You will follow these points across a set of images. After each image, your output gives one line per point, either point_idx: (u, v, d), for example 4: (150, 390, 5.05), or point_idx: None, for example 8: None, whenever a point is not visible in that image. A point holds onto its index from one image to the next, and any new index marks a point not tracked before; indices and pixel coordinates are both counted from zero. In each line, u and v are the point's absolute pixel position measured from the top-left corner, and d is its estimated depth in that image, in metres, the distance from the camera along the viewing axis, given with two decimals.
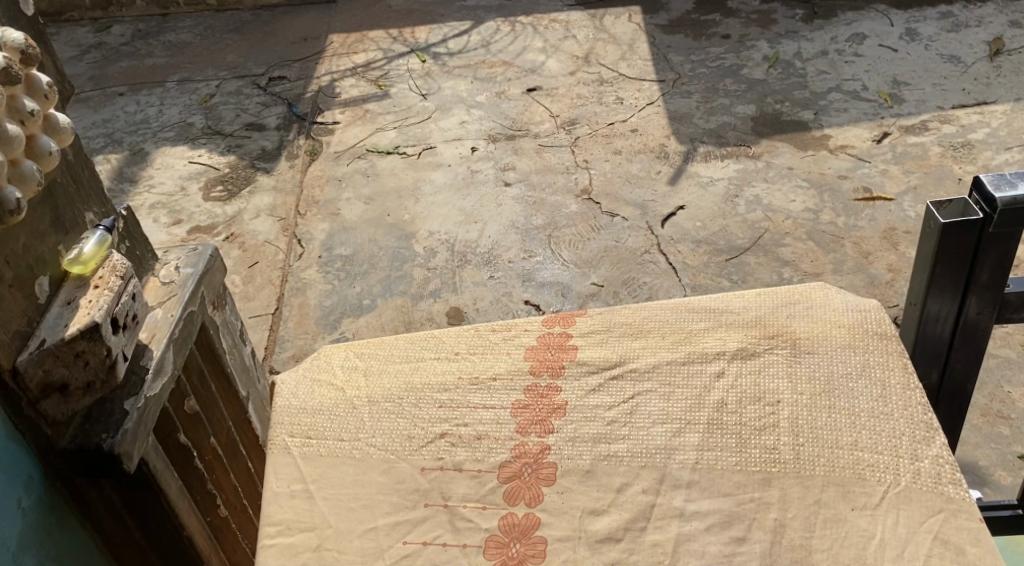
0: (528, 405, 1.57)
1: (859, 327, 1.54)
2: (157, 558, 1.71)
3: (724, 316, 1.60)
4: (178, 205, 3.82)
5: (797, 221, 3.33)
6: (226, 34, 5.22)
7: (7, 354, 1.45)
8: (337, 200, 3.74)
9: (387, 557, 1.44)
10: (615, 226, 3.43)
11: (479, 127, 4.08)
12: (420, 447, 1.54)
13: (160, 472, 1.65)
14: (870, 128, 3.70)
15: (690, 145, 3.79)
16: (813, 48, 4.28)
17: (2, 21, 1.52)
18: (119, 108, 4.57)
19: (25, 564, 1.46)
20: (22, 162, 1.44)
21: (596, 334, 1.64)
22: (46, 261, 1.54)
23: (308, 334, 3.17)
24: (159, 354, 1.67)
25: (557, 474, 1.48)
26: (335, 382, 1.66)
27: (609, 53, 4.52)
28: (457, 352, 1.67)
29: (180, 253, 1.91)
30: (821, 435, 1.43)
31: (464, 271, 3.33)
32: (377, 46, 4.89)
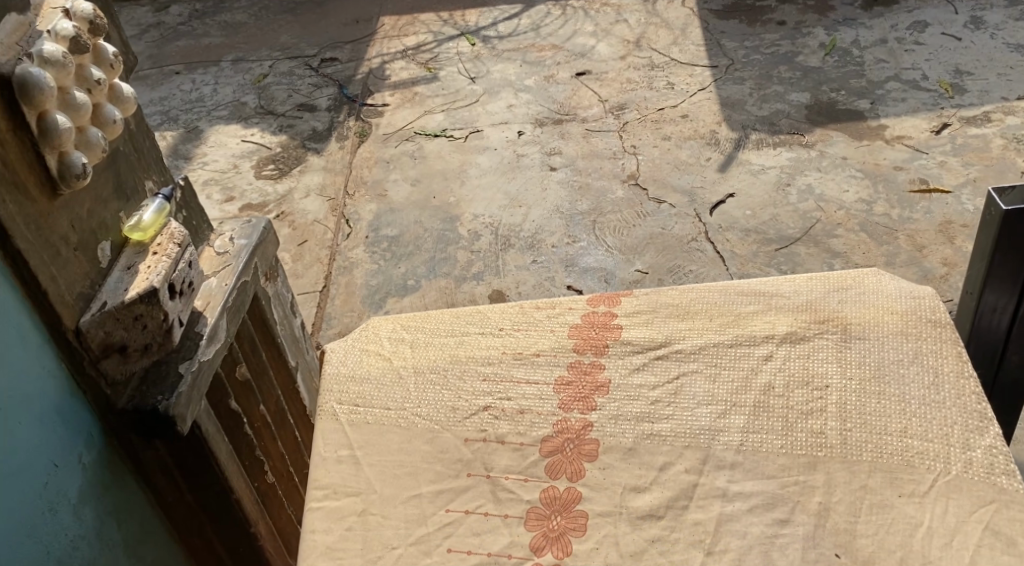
0: (571, 381, 1.57)
1: (912, 314, 1.52)
2: (206, 518, 1.75)
3: (773, 299, 1.59)
4: (231, 183, 3.86)
5: (850, 212, 3.29)
6: (281, 15, 5.26)
7: (71, 316, 1.48)
8: (384, 181, 3.77)
9: (430, 524, 1.45)
10: (662, 213, 3.41)
11: (527, 111, 4.08)
12: (464, 419, 1.55)
13: (212, 435, 1.69)
14: (929, 118, 3.64)
15: (741, 132, 3.75)
16: (871, 36, 4.21)
17: None
18: (175, 87, 4.63)
19: (85, 517, 1.49)
20: (88, 129, 1.47)
21: (641, 315, 1.64)
22: (108, 226, 1.58)
23: (354, 313, 3.20)
24: (213, 321, 1.69)
25: (600, 450, 1.48)
26: (382, 353, 1.67)
27: (661, 38, 4.49)
28: (502, 328, 1.68)
29: (235, 225, 1.95)
30: (868, 421, 1.42)
31: (508, 254, 3.34)
32: (428, 29, 4.90)
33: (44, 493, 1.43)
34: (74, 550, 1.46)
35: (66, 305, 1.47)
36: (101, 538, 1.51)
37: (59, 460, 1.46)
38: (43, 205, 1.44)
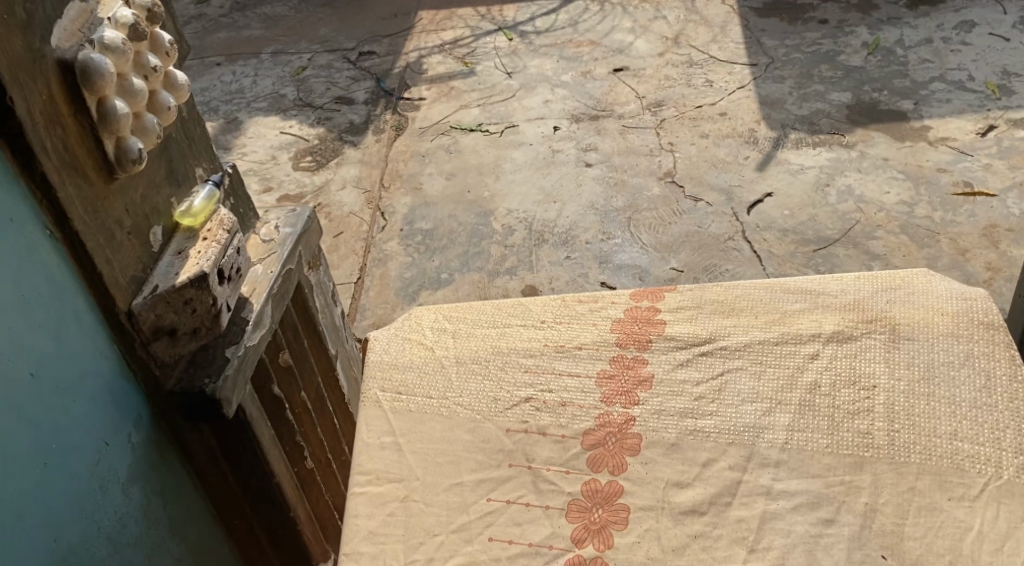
0: (613, 375, 1.57)
1: (964, 315, 1.50)
2: (248, 501, 1.79)
3: (820, 297, 1.58)
4: (269, 173, 3.89)
5: (890, 214, 3.25)
6: (320, 8, 5.29)
7: (123, 298, 1.52)
8: (420, 174, 3.78)
9: (471, 512, 1.46)
10: (699, 211, 3.40)
11: (563, 106, 4.07)
12: (506, 409, 1.56)
13: (255, 420, 1.72)
14: (974, 120, 3.59)
15: (781, 131, 3.73)
16: (915, 36, 4.16)
17: None
18: (215, 78, 4.66)
19: (132, 496, 1.54)
20: (144, 115, 1.49)
21: (686, 310, 1.63)
22: (159, 211, 1.60)
23: (387, 305, 3.21)
24: (258, 308, 1.72)
25: (642, 444, 1.48)
26: (424, 341, 1.68)
27: (700, 36, 4.46)
28: (544, 320, 1.68)
29: (280, 214, 1.97)
30: (917, 422, 1.41)
31: (542, 250, 3.33)
32: (465, 24, 4.90)
33: (95, 470, 1.47)
34: (122, 526, 1.51)
35: (119, 287, 1.51)
36: (147, 516, 1.57)
37: (109, 438, 1.51)
38: (99, 187, 1.47)
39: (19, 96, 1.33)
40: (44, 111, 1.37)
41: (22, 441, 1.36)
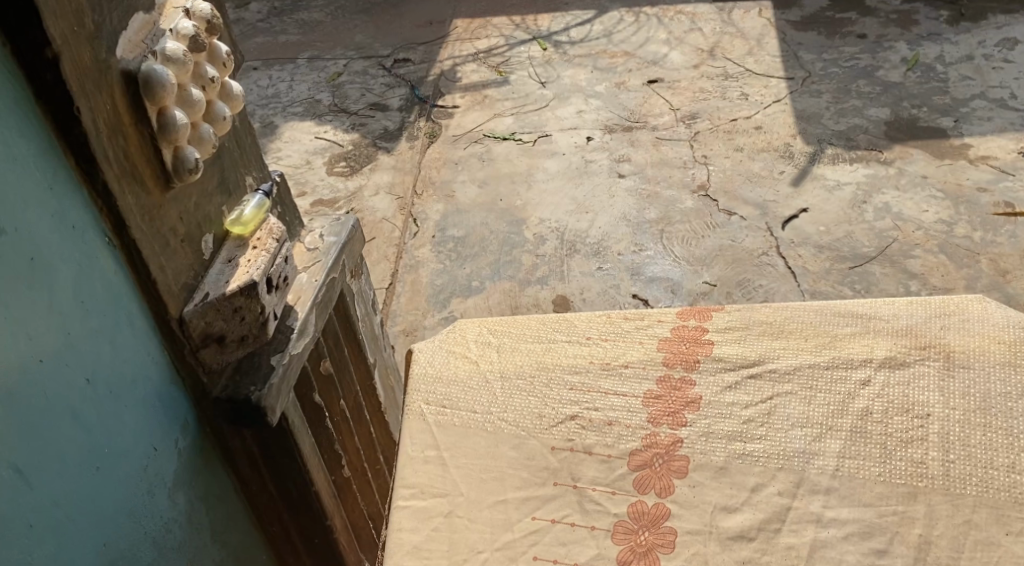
0: (660, 396, 1.57)
1: (1022, 344, 1.48)
2: (286, 508, 1.80)
3: (872, 321, 1.57)
4: (303, 178, 3.90)
5: (929, 233, 3.22)
6: (356, 15, 5.30)
7: (175, 305, 1.54)
8: (453, 182, 3.77)
9: (516, 530, 1.48)
10: (733, 224, 3.38)
11: (597, 117, 4.06)
12: (550, 427, 1.57)
13: (297, 428, 1.72)
14: (1016, 139, 3.55)
15: (817, 146, 3.70)
16: (956, 52, 4.13)
17: None
18: (252, 82, 4.69)
19: (178, 500, 1.56)
20: (201, 125, 1.52)
21: (734, 331, 1.62)
22: (211, 220, 1.63)
23: (418, 311, 3.20)
24: (303, 316, 1.72)
25: (690, 467, 1.49)
26: (469, 355, 1.70)
27: (736, 48, 4.44)
28: (589, 337, 1.68)
29: (324, 222, 1.98)
30: (973, 453, 1.41)
31: (573, 260, 3.32)
32: (500, 33, 4.90)
33: (143, 476, 1.49)
34: (167, 532, 1.53)
35: (172, 295, 1.53)
36: (190, 522, 1.59)
37: (158, 444, 1.53)
38: (157, 196, 1.49)
39: (85, 106, 1.36)
40: (107, 120, 1.40)
41: (77, 445, 1.38)
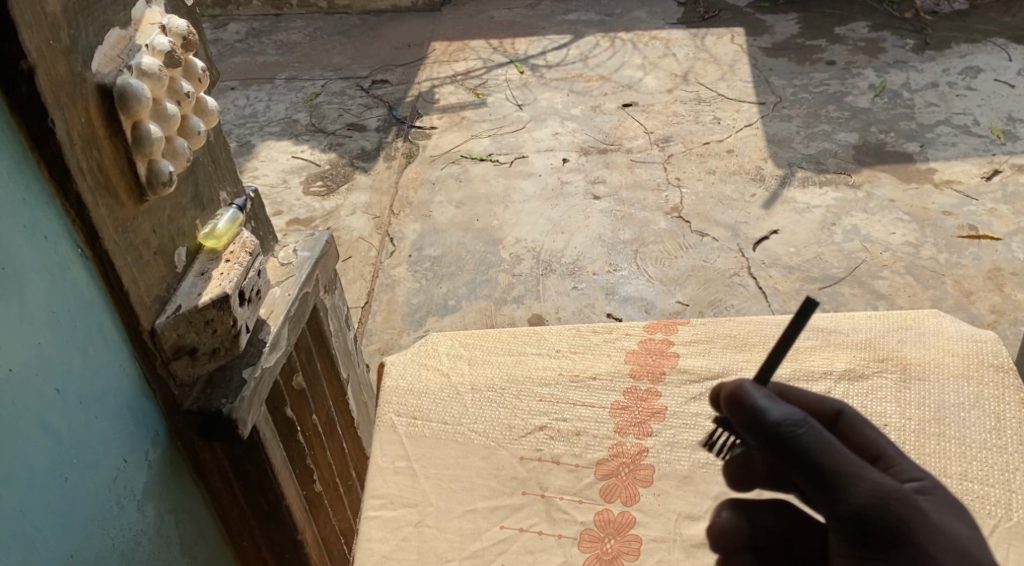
0: (627, 406, 1.65)
1: (974, 356, 1.62)
2: (257, 522, 1.81)
3: (832, 335, 1.68)
4: (280, 197, 3.91)
5: (896, 254, 3.28)
6: (334, 37, 5.35)
7: (147, 317, 1.56)
8: (429, 202, 3.81)
9: (484, 539, 1.52)
10: (705, 245, 3.42)
11: (572, 139, 4.11)
12: (520, 437, 1.63)
13: (269, 441, 1.74)
14: (979, 164, 3.63)
15: (787, 169, 3.76)
16: (922, 80, 4.22)
17: (167, 9, 1.67)
18: (229, 102, 4.71)
19: (148, 512, 1.58)
20: (176, 139, 1.56)
21: (699, 344, 1.72)
22: (185, 233, 1.66)
23: (394, 330, 3.23)
24: (275, 329, 1.75)
25: (654, 476, 1.56)
26: (440, 367, 1.75)
27: (709, 74, 4.51)
28: (559, 349, 1.76)
29: (298, 237, 2.02)
30: (927, 461, 1.50)
31: (549, 280, 3.36)
32: (477, 56, 4.95)
33: (112, 487, 1.51)
34: (136, 544, 1.54)
35: (144, 306, 1.55)
36: (160, 534, 1.60)
37: (127, 456, 1.55)
38: (130, 209, 1.52)
39: (59, 119, 1.38)
40: (82, 133, 1.42)
41: (44, 455, 1.39)
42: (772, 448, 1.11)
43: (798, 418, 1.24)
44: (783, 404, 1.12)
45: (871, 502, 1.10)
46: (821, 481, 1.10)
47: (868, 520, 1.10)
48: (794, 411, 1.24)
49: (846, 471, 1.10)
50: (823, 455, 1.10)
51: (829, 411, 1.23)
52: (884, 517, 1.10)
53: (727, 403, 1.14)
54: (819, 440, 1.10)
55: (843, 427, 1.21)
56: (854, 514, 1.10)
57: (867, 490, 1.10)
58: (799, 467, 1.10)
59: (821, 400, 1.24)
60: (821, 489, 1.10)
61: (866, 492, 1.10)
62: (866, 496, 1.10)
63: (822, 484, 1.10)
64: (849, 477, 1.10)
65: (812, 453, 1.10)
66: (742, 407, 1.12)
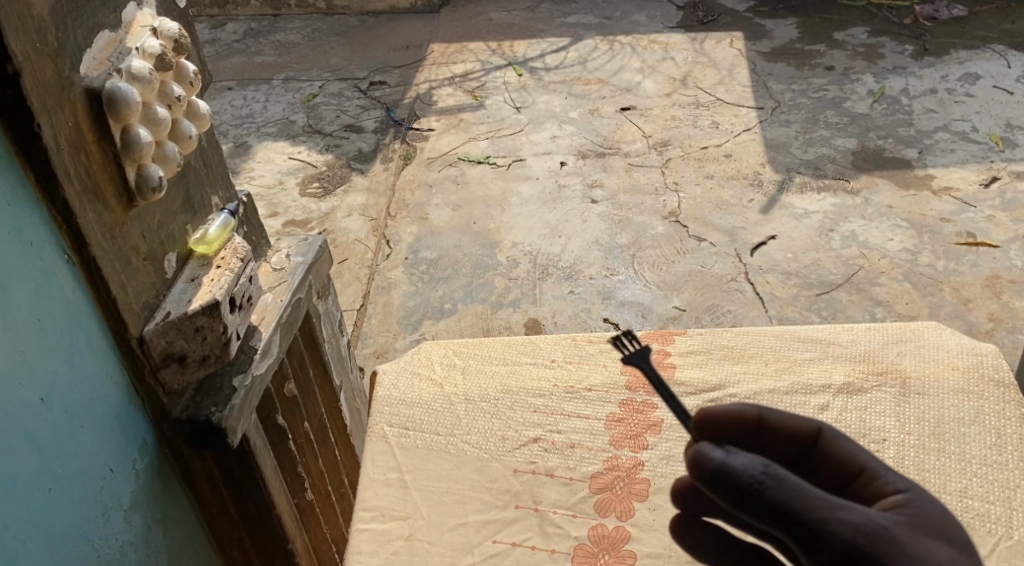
0: (622, 419, 1.63)
1: (974, 370, 1.61)
2: (247, 532, 1.79)
3: (830, 347, 1.67)
4: (276, 198, 3.89)
5: (894, 261, 3.26)
6: (333, 37, 5.32)
7: (135, 325, 1.54)
8: (426, 205, 3.78)
9: (476, 553, 1.50)
10: (703, 250, 3.40)
11: (570, 142, 4.09)
12: (513, 450, 1.61)
13: (259, 450, 1.72)
14: (977, 171, 3.62)
15: (786, 174, 3.74)
16: (920, 86, 4.20)
17: (160, 12, 1.65)
18: (226, 102, 4.68)
19: (135, 523, 1.55)
20: (166, 143, 1.54)
21: (696, 354, 1.71)
22: (175, 238, 1.64)
23: (389, 333, 3.20)
24: (267, 336, 1.73)
25: (649, 490, 1.54)
26: (433, 377, 1.73)
27: (708, 77, 4.49)
28: (554, 359, 1.74)
29: (292, 242, 2.00)
30: (926, 477, 1.49)
31: (546, 284, 3.33)
32: (476, 58, 4.93)
33: (98, 498, 1.48)
34: (122, 555, 1.52)
35: (133, 314, 1.53)
36: (147, 545, 1.57)
37: (114, 465, 1.52)
38: (118, 214, 1.49)
39: (46, 123, 1.36)
40: (69, 138, 1.40)
41: (28, 465, 1.37)
42: (739, 507, 1.06)
43: (774, 444, 1.24)
44: (743, 456, 1.07)
45: (850, 544, 1.04)
46: (795, 531, 1.05)
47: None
48: (771, 434, 1.24)
49: (818, 516, 1.04)
50: (792, 502, 1.05)
51: (808, 431, 1.23)
52: (866, 560, 1.04)
53: (691, 471, 1.09)
54: (784, 489, 1.05)
55: (824, 444, 1.22)
56: (834, 559, 1.04)
57: (844, 533, 1.05)
58: (770, 521, 1.05)
59: (799, 420, 1.24)
60: (798, 539, 1.05)
61: (843, 536, 1.04)
62: (844, 539, 1.04)
63: (797, 533, 1.05)
64: (823, 522, 1.05)
65: (781, 504, 1.05)
66: (701, 467, 1.08)
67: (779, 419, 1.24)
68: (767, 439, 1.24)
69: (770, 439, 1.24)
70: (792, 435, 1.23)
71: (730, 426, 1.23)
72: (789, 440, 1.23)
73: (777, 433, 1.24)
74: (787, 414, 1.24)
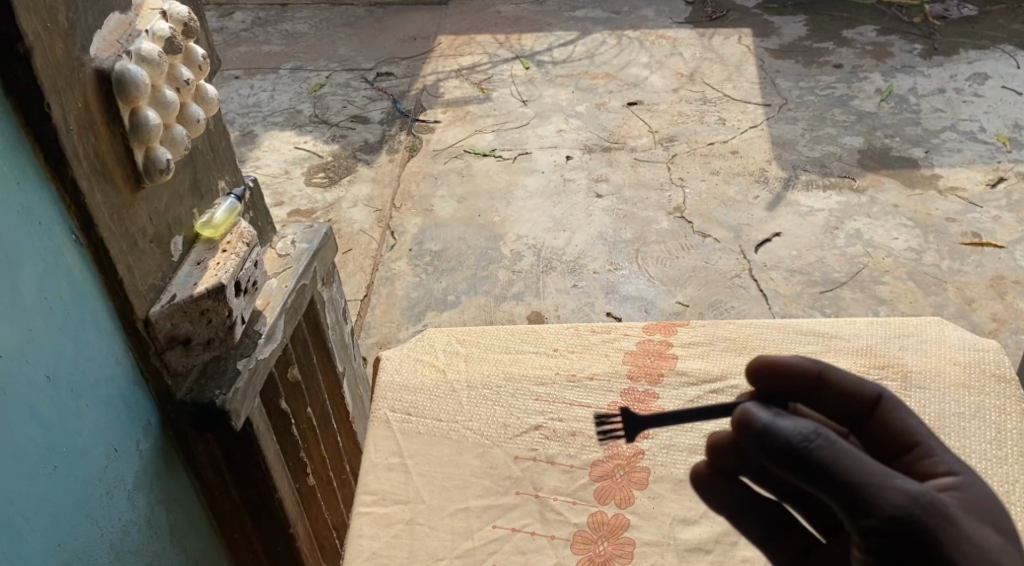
0: (623, 408, 1.64)
1: (975, 365, 1.61)
2: (248, 514, 1.80)
3: (833, 341, 1.68)
4: (282, 187, 3.90)
5: (898, 260, 3.26)
6: (341, 28, 5.32)
7: (141, 306, 1.55)
8: (431, 196, 3.79)
9: (475, 538, 1.50)
10: (707, 246, 3.40)
11: (576, 136, 4.09)
12: (515, 437, 1.62)
13: (262, 433, 1.73)
14: (984, 171, 3.62)
15: (791, 172, 3.74)
16: (928, 85, 4.20)
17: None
18: (233, 91, 4.69)
19: (137, 502, 1.56)
20: (174, 126, 1.55)
21: (698, 346, 1.71)
22: (182, 222, 1.65)
23: (392, 323, 3.21)
24: (271, 321, 1.74)
25: (649, 479, 1.55)
26: (436, 364, 1.74)
27: (716, 74, 4.49)
28: (557, 348, 1.75)
29: (297, 229, 2.01)
30: None
31: (550, 277, 3.34)
32: (484, 50, 4.93)
33: (102, 477, 1.49)
34: (124, 534, 1.53)
35: (139, 295, 1.54)
36: (149, 524, 1.59)
37: (118, 445, 1.53)
38: (126, 196, 1.50)
39: (56, 103, 1.37)
40: (79, 119, 1.41)
41: (33, 440, 1.38)
42: (786, 466, 1.08)
43: (832, 403, 1.25)
44: (793, 421, 1.09)
45: (899, 513, 1.05)
46: (841, 493, 1.06)
47: (893, 532, 1.05)
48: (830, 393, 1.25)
49: (868, 481, 1.06)
50: (841, 464, 1.06)
51: (869, 397, 1.24)
52: (910, 529, 1.05)
53: (736, 429, 1.12)
54: (834, 451, 1.07)
55: (884, 411, 1.23)
56: (880, 528, 1.05)
57: (895, 501, 1.06)
58: (817, 482, 1.07)
59: (859, 384, 1.25)
60: (844, 504, 1.06)
61: (889, 504, 1.06)
62: (895, 508, 1.06)
63: (844, 497, 1.06)
64: (871, 488, 1.06)
65: (828, 466, 1.06)
66: (748, 425, 1.11)
67: (842, 379, 1.25)
68: (823, 398, 1.26)
69: (829, 396, 1.25)
70: (854, 396, 1.25)
71: (791, 376, 1.25)
72: (849, 401, 1.25)
73: (838, 393, 1.25)
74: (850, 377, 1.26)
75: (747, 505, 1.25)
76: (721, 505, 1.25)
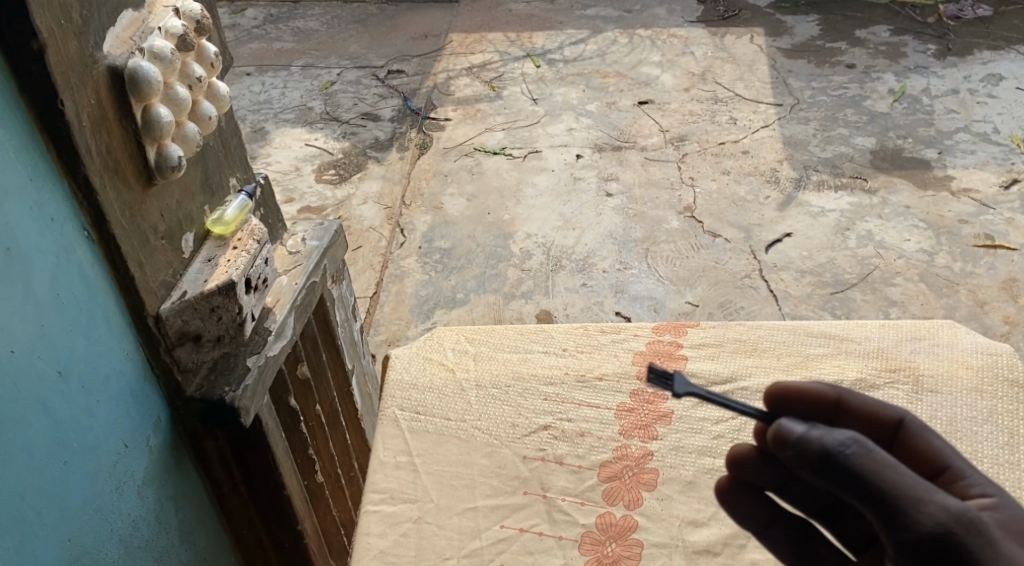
0: (632, 409, 1.64)
1: (988, 369, 1.60)
2: (256, 511, 1.80)
3: (843, 344, 1.68)
4: (292, 184, 3.90)
5: (910, 262, 3.25)
6: (352, 25, 5.32)
7: (153, 302, 1.55)
8: (441, 194, 3.79)
9: (483, 538, 1.50)
10: (717, 246, 3.40)
11: (586, 135, 4.08)
12: (523, 437, 1.61)
13: (271, 430, 1.72)
14: (997, 173, 3.60)
15: (803, 172, 3.73)
16: (942, 86, 4.18)
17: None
18: (245, 88, 4.70)
19: (147, 498, 1.56)
20: (187, 124, 1.55)
21: (708, 347, 1.71)
22: (193, 219, 1.65)
23: (402, 321, 3.21)
24: (281, 318, 1.74)
25: (658, 480, 1.55)
26: (445, 363, 1.74)
27: (727, 73, 4.48)
28: (566, 348, 1.74)
29: (307, 226, 2.01)
30: None
31: (559, 276, 3.33)
32: (495, 48, 4.92)
33: (111, 473, 1.50)
34: (134, 530, 1.53)
35: (150, 291, 1.54)
36: (158, 520, 1.59)
37: (128, 441, 1.53)
38: (138, 193, 1.51)
39: (69, 100, 1.38)
40: (91, 115, 1.41)
41: (44, 435, 1.38)
42: (825, 475, 1.08)
43: (857, 425, 1.27)
44: (831, 432, 1.09)
45: (938, 529, 1.06)
46: (878, 505, 1.07)
47: (931, 547, 1.06)
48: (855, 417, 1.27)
49: (907, 495, 1.06)
50: (881, 475, 1.06)
51: (892, 419, 1.25)
52: (948, 543, 1.06)
53: (773, 443, 1.13)
54: (872, 461, 1.07)
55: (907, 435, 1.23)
56: (917, 541, 1.06)
57: (932, 516, 1.06)
58: (854, 492, 1.07)
59: (882, 408, 1.27)
60: (881, 516, 1.07)
61: (928, 517, 1.06)
62: (931, 523, 1.06)
63: (881, 509, 1.07)
64: (909, 501, 1.06)
65: (866, 475, 1.07)
66: (786, 433, 1.11)
67: (859, 404, 1.27)
68: (846, 419, 1.28)
69: (850, 421, 1.28)
70: (872, 418, 1.26)
71: (810, 399, 1.27)
72: (872, 423, 1.26)
73: (857, 414, 1.27)
74: (868, 401, 1.28)
75: (774, 522, 1.28)
76: (748, 519, 1.28)
